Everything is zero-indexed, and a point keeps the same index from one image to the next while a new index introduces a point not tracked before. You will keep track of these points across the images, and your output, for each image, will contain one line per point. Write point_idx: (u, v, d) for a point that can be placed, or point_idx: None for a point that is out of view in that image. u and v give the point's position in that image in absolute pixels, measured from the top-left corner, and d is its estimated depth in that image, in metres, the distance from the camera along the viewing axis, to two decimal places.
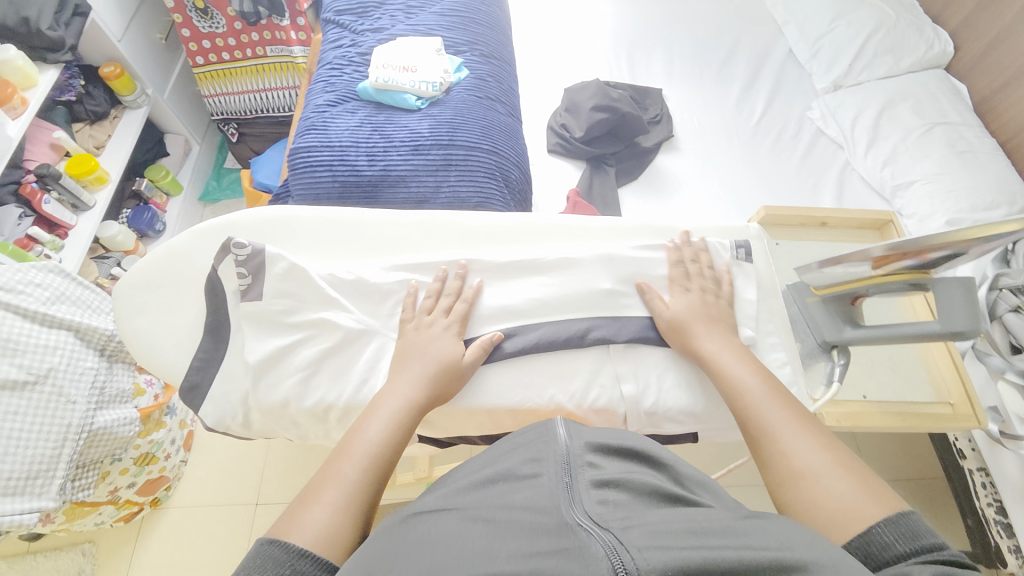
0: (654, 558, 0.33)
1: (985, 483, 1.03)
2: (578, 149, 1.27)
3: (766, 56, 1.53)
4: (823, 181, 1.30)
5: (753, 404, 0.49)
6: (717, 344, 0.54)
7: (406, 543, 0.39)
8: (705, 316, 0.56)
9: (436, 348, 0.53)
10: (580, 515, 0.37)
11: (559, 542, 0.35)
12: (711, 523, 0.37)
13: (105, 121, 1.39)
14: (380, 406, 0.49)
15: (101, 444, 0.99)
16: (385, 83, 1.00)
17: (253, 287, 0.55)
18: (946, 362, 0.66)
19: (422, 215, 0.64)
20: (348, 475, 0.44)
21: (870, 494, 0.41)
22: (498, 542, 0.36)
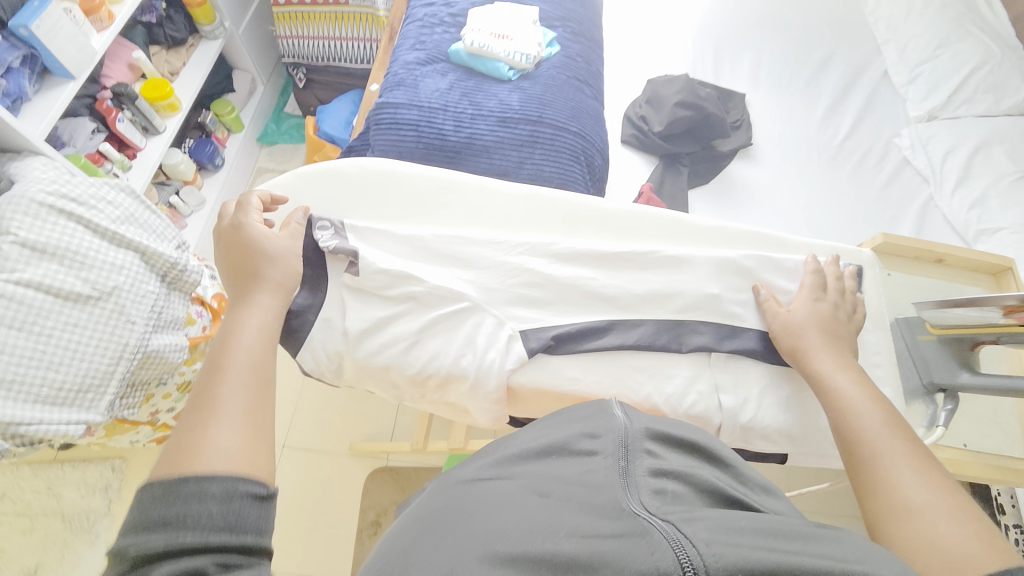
0: (723, 556, 0.30)
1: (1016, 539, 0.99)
2: (654, 144, 1.23)
3: (859, 75, 1.46)
4: (903, 212, 1.25)
5: (860, 429, 0.46)
6: (829, 359, 0.51)
7: (470, 503, 0.40)
8: (822, 330, 0.53)
9: (280, 244, 0.51)
10: (637, 503, 0.35)
11: (618, 528, 0.34)
12: (775, 526, 0.34)
13: (182, 49, 1.38)
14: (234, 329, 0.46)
15: (152, 367, 1.00)
16: (480, 48, 0.97)
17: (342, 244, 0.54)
18: None
19: (526, 190, 0.62)
20: (223, 394, 0.41)
21: (989, 540, 0.37)
22: (555, 517, 0.36)
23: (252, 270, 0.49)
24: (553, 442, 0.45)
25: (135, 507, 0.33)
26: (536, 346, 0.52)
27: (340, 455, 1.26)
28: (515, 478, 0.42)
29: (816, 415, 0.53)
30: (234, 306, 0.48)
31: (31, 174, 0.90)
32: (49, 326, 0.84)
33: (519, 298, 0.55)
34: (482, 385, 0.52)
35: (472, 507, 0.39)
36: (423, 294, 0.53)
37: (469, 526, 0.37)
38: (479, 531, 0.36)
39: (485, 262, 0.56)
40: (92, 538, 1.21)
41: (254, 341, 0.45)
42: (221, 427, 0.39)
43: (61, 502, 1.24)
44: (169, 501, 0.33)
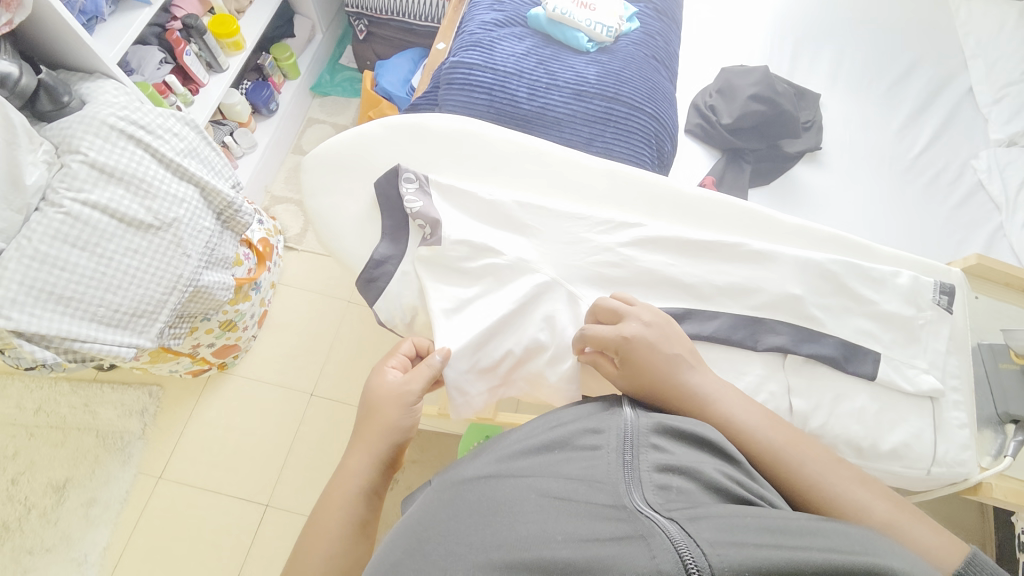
0: (727, 556, 0.32)
1: None
2: (720, 136, 1.19)
3: (942, 88, 1.38)
4: (970, 237, 1.19)
5: (778, 451, 0.45)
6: (681, 367, 0.47)
7: (474, 500, 0.40)
8: (656, 345, 0.48)
9: (393, 391, 0.50)
10: (641, 501, 0.37)
11: (621, 529, 0.35)
12: (776, 522, 0.35)
13: None
14: (337, 485, 0.47)
15: (199, 302, 1.03)
16: (561, 14, 0.94)
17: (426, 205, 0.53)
18: None
19: (611, 166, 0.60)
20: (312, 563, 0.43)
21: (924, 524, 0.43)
22: (551, 522, 0.36)
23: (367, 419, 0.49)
24: (552, 436, 0.45)
25: None
26: None
27: None
28: (512, 473, 0.41)
29: (889, 431, 0.51)
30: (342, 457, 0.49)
31: (103, 96, 0.90)
32: (111, 249, 0.85)
33: (597, 275, 0.54)
34: (562, 358, 0.52)
35: (481, 501, 0.39)
36: (502, 260, 0.53)
37: (475, 531, 0.37)
38: (485, 533, 0.37)
39: (566, 233, 0.55)
40: (125, 458, 1.26)
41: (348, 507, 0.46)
42: None
43: (98, 419, 1.30)
44: None
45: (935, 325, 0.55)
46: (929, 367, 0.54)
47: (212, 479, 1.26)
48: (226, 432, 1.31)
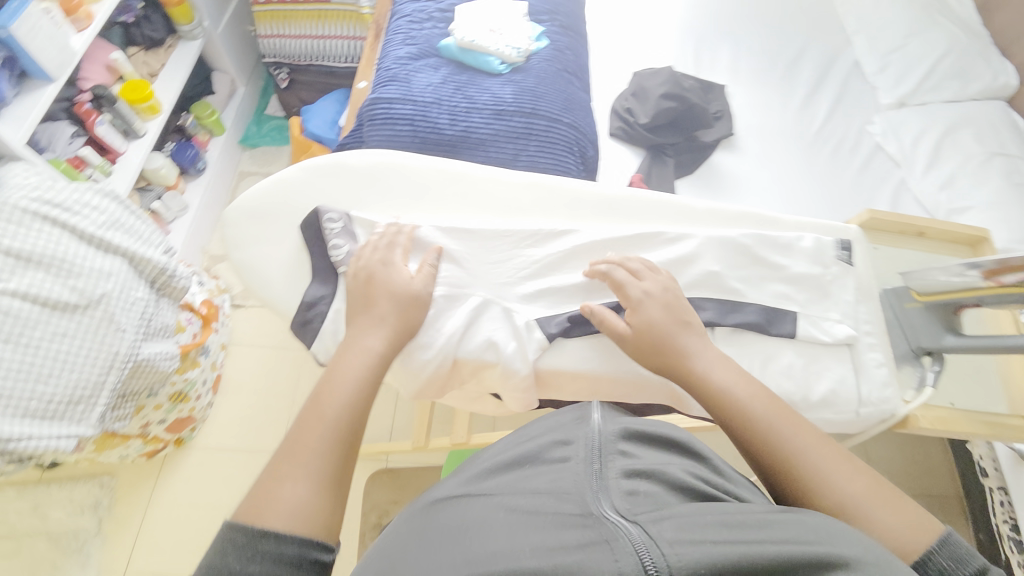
0: (685, 554, 0.33)
1: (1003, 502, 0.99)
2: (641, 135, 1.26)
3: (831, 65, 1.51)
4: (876, 196, 1.30)
5: (763, 421, 0.45)
6: (686, 330, 0.51)
7: (445, 530, 0.40)
8: (668, 311, 0.52)
9: (388, 300, 0.50)
10: (608, 509, 0.38)
11: (588, 535, 0.36)
12: (732, 518, 0.37)
13: (160, 50, 1.35)
14: (343, 365, 0.46)
15: (143, 377, 0.99)
16: (470, 42, 0.98)
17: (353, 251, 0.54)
18: None
19: (530, 178, 0.63)
20: (316, 443, 0.41)
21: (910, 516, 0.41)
22: (520, 534, 0.37)
23: (376, 303, 0.50)
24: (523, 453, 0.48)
25: (225, 554, 0.34)
26: (554, 329, 0.54)
27: None
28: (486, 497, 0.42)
29: (817, 382, 0.56)
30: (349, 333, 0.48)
31: (12, 181, 0.87)
32: (37, 336, 0.81)
33: (529, 284, 0.56)
34: (513, 372, 0.52)
35: (459, 529, 0.40)
36: (436, 282, 0.54)
37: (443, 557, 0.37)
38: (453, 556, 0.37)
39: (494, 246, 0.57)
40: (84, 558, 1.17)
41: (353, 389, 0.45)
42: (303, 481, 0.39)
43: (48, 521, 1.20)
44: (250, 555, 0.35)
45: (841, 279, 0.61)
46: (841, 317, 0.59)
47: (182, 561, 1.18)
48: (193, 507, 1.24)
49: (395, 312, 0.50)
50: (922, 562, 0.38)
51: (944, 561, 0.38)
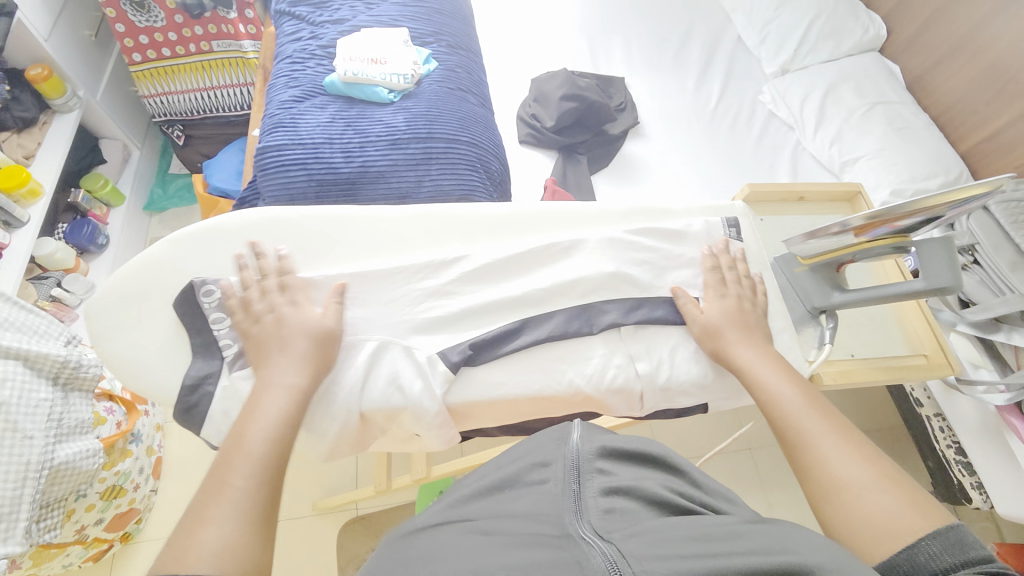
0: (651, 569, 0.36)
1: (943, 426, 1.02)
2: (549, 139, 1.28)
3: (717, 45, 1.59)
4: (777, 161, 1.38)
5: (794, 411, 0.50)
6: (739, 336, 0.56)
7: (422, 555, 0.42)
8: (729, 320, 0.57)
9: (299, 335, 0.50)
10: (585, 529, 0.41)
11: (561, 554, 0.39)
12: (700, 531, 0.40)
13: (34, 129, 1.24)
14: (260, 403, 0.46)
15: (64, 481, 0.92)
16: (354, 76, 0.96)
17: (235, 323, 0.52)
18: (918, 316, 0.69)
19: (418, 210, 0.62)
20: (235, 484, 0.41)
21: (916, 504, 0.41)
22: (500, 551, 0.40)
23: (281, 342, 0.49)
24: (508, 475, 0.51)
25: None
26: (457, 358, 0.53)
27: (304, 518, 1.19)
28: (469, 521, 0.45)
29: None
30: (258, 374, 0.48)
31: None
32: None
33: (429, 320, 0.56)
34: (424, 412, 0.51)
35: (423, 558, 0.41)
36: (336, 343, 0.52)
37: (428, 567, 0.40)
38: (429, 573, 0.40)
39: (388, 285, 0.56)
40: None
41: (271, 424, 0.44)
42: (219, 521, 0.38)
43: None
44: None
45: (733, 256, 0.63)
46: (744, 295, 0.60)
47: None
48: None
49: (307, 343, 0.50)
50: (917, 542, 0.38)
51: (937, 546, 0.37)
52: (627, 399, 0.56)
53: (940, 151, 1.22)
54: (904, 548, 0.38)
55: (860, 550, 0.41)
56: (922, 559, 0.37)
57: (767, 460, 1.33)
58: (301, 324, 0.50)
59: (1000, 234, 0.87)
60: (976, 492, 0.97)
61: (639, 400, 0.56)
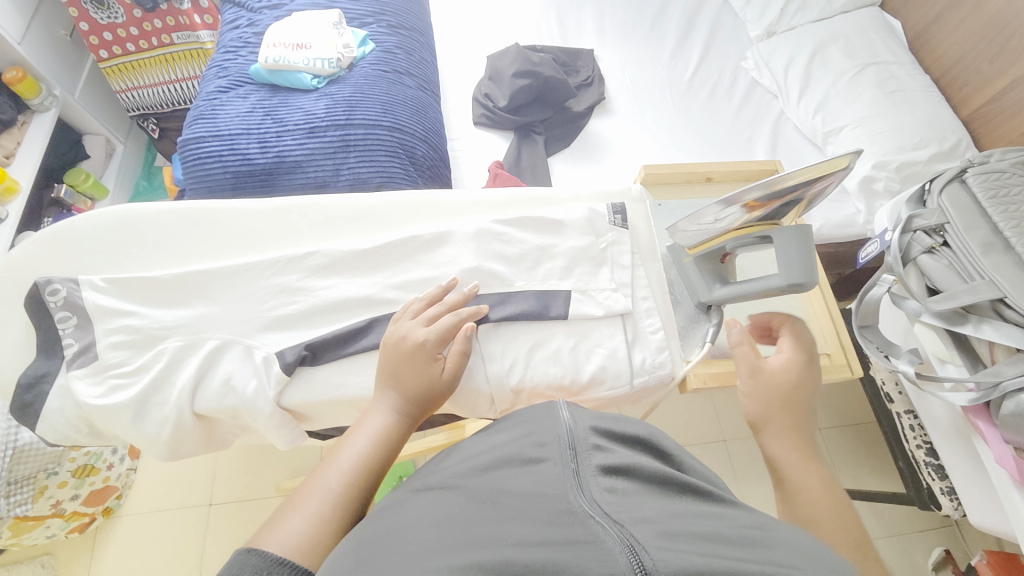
0: (671, 557, 0.27)
1: (913, 425, 0.95)
2: (504, 119, 1.22)
3: (700, 8, 1.46)
4: (756, 133, 1.26)
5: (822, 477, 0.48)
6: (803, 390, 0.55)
7: (406, 532, 0.33)
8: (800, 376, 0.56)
9: (411, 361, 0.50)
10: (590, 506, 0.32)
11: (569, 536, 0.30)
12: (734, 534, 0.31)
13: (14, 129, 1.30)
14: (364, 422, 0.48)
15: (31, 460, 0.97)
16: (276, 63, 0.95)
17: (74, 326, 0.52)
18: (826, 317, 0.76)
19: (281, 203, 0.62)
20: (329, 484, 0.43)
21: None
22: (504, 529, 0.31)
23: (393, 373, 0.50)
24: (499, 454, 0.40)
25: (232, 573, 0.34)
26: (292, 358, 0.52)
27: (267, 497, 1.25)
28: (458, 492, 0.37)
29: (586, 361, 0.58)
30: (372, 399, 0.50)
31: None
32: None
33: (274, 319, 0.55)
34: (258, 413, 0.51)
35: (396, 531, 0.34)
36: (176, 349, 0.52)
37: (409, 547, 0.31)
38: (410, 558, 0.30)
39: (238, 284, 0.56)
40: None
41: (363, 450, 0.46)
42: (298, 516, 0.41)
43: None
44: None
45: (617, 242, 0.66)
46: (596, 290, 0.62)
47: None
48: (136, 568, 1.18)
49: (428, 369, 0.50)
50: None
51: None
52: (478, 401, 0.57)
53: (934, 116, 1.09)
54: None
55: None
56: None
57: (744, 453, 1.22)
58: (421, 364, 0.50)
59: (975, 211, 0.76)
60: (944, 498, 0.89)
61: (489, 401, 0.57)
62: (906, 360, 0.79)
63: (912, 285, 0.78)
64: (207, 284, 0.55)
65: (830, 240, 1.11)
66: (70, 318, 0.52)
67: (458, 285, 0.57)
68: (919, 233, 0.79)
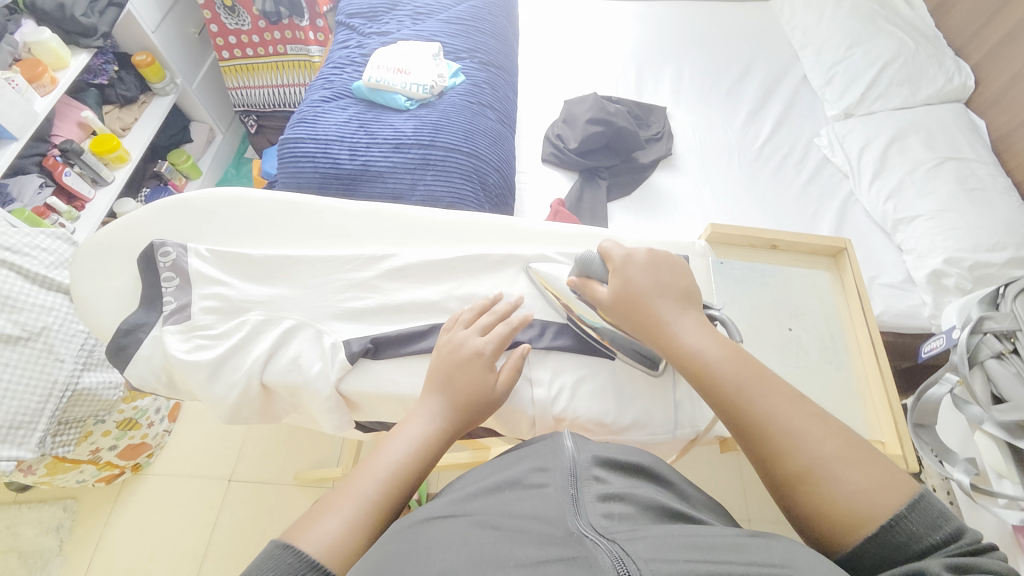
0: (659, 569, 0.30)
1: None
2: (571, 160, 1.27)
3: (778, 82, 1.49)
4: (823, 210, 1.25)
5: (735, 386, 0.48)
6: (665, 308, 0.54)
7: (419, 547, 0.35)
8: (655, 293, 0.54)
9: (462, 374, 0.53)
10: (586, 526, 0.34)
11: (566, 552, 0.32)
12: (724, 541, 0.33)
13: (134, 106, 1.48)
14: (404, 428, 0.50)
15: (85, 404, 1.02)
16: (377, 83, 1.04)
17: (174, 285, 0.59)
18: (884, 407, 0.73)
19: (368, 207, 0.68)
20: (365, 487, 0.45)
21: (877, 483, 0.41)
22: (505, 550, 0.33)
23: (443, 382, 0.53)
24: (503, 477, 0.41)
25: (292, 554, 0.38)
26: (357, 349, 0.57)
27: (283, 484, 1.28)
28: (464, 514, 0.37)
29: (630, 403, 0.59)
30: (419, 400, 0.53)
31: None
32: None
33: (346, 311, 0.60)
34: (316, 393, 0.56)
35: (408, 548, 0.35)
36: (256, 322, 0.58)
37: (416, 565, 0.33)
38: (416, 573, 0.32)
39: (320, 273, 0.62)
40: None
41: (403, 453, 0.48)
42: (334, 514, 0.43)
43: (19, 540, 1.20)
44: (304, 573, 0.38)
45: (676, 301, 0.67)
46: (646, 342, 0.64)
47: None
48: (151, 527, 1.23)
49: (478, 379, 0.53)
50: (899, 519, 0.40)
51: (915, 527, 0.39)
52: (519, 422, 0.59)
53: (1015, 219, 1.06)
54: (883, 530, 0.39)
55: (832, 540, 0.41)
56: (904, 538, 0.39)
57: None
58: (474, 375, 0.53)
59: None
60: None
61: (530, 424, 0.59)
62: (960, 468, 0.75)
63: (975, 389, 0.75)
64: (288, 269, 0.61)
65: (888, 329, 1.08)
66: (172, 280, 0.59)
67: (516, 304, 0.59)
68: (988, 335, 0.76)
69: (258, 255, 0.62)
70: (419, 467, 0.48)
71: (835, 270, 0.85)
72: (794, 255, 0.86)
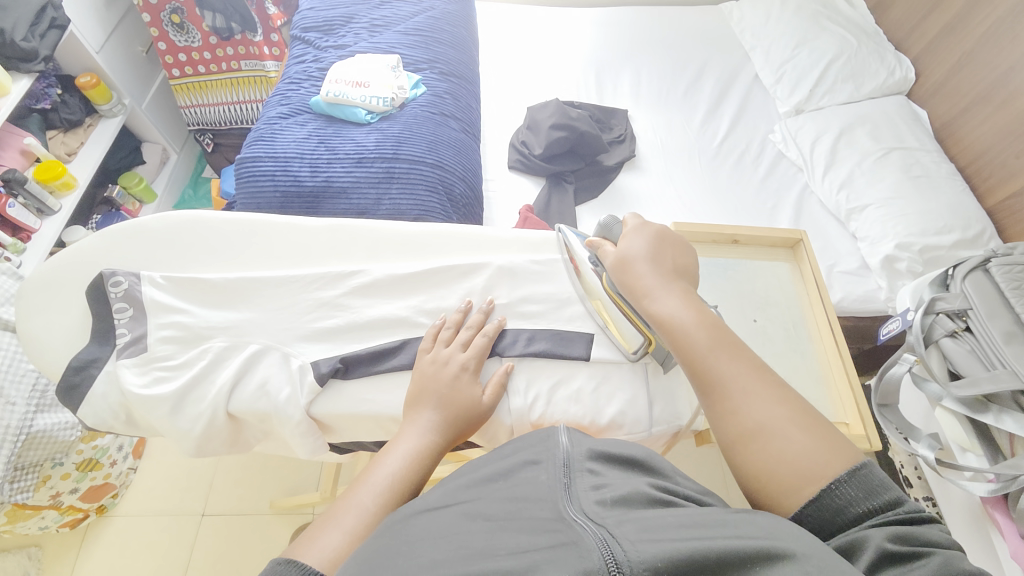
0: (647, 552, 0.30)
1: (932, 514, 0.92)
2: (537, 166, 1.28)
3: (732, 81, 1.54)
4: (781, 204, 1.30)
5: (700, 350, 0.49)
6: (652, 277, 0.56)
7: (404, 543, 0.34)
8: (646, 260, 0.57)
9: (451, 386, 0.54)
10: (577, 513, 0.34)
11: (555, 540, 0.32)
12: (709, 520, 0.34)
13: (79, 129, 1.41)
14: (398, 442, 0.50)
15: (40, 447, 0.97)
16: (336, 97, 1.03)
17: (128, 316, 0.56)
18: (847, 390, 0.75)
19: (332, 223, 0.67)
20: (363, 501, 0.45)
21: (824, 450, 0.43)
22: (494, 539, 0.32)
23: (433, 394, 0.53)
24: (496, 468, 0.41)
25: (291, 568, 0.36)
26: (326, 370, 0.55)
27: (260, 514, 1.23)
28: (459, 505, 0.37)
29: (606, 405, 0.60)
30: (408, 412, 0.53)
31: None
32: None
33: (314, 331, 0.58)
34: (288, 419, 0.54)
35: (397, 543, 0.34)
36: (220, 349, 0.56)
37: (408, 555, 0.32)
38: (406, 566, 0.31)
39: (285, 295, 0.60)
40: None
41: (399, 466, 0.48)
42: (333, 531, 0.42)
43: None
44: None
45: None
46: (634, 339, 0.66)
47: None
48: (120, 571, 1.16)
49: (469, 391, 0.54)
50: (838, 484, 0.41)
51: (853, 493, 0.40)
52: (497, 431, 0.58)
53: (957, 203, 1.12)
54: (822, 493, 0.41)
55: (773, 499, 0.43)
56: (840, 506, 0.40)
57: None
58: (464, 388, 0.54)
59: (997, 299, 0.77)
60: None
61: (509, 433, 0.58)
62: (925, 444, 0.77)
63: (933, 367, 0.79)
64: (251, 293, 0.59)
65: (849, 313, 1.13)
66: (125, 310, 0.57)
67: (498, 320, 0.61)
68: (941, 315, 0.80)
69: (216, 280, 0.59)
70: (416, 479, 0.48)
71: (794, 260, 0.88)
72: (755, 248, 0.88)
